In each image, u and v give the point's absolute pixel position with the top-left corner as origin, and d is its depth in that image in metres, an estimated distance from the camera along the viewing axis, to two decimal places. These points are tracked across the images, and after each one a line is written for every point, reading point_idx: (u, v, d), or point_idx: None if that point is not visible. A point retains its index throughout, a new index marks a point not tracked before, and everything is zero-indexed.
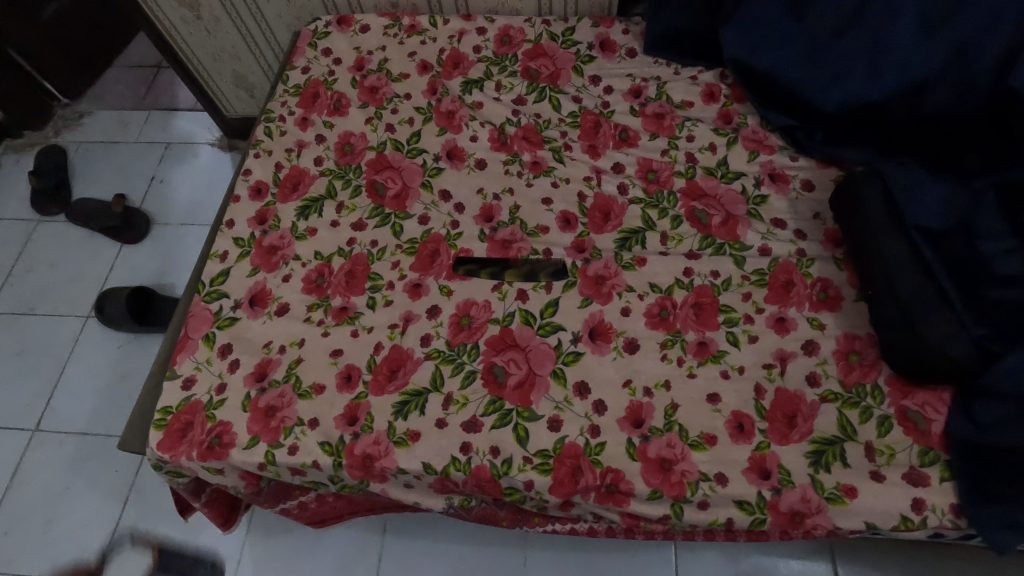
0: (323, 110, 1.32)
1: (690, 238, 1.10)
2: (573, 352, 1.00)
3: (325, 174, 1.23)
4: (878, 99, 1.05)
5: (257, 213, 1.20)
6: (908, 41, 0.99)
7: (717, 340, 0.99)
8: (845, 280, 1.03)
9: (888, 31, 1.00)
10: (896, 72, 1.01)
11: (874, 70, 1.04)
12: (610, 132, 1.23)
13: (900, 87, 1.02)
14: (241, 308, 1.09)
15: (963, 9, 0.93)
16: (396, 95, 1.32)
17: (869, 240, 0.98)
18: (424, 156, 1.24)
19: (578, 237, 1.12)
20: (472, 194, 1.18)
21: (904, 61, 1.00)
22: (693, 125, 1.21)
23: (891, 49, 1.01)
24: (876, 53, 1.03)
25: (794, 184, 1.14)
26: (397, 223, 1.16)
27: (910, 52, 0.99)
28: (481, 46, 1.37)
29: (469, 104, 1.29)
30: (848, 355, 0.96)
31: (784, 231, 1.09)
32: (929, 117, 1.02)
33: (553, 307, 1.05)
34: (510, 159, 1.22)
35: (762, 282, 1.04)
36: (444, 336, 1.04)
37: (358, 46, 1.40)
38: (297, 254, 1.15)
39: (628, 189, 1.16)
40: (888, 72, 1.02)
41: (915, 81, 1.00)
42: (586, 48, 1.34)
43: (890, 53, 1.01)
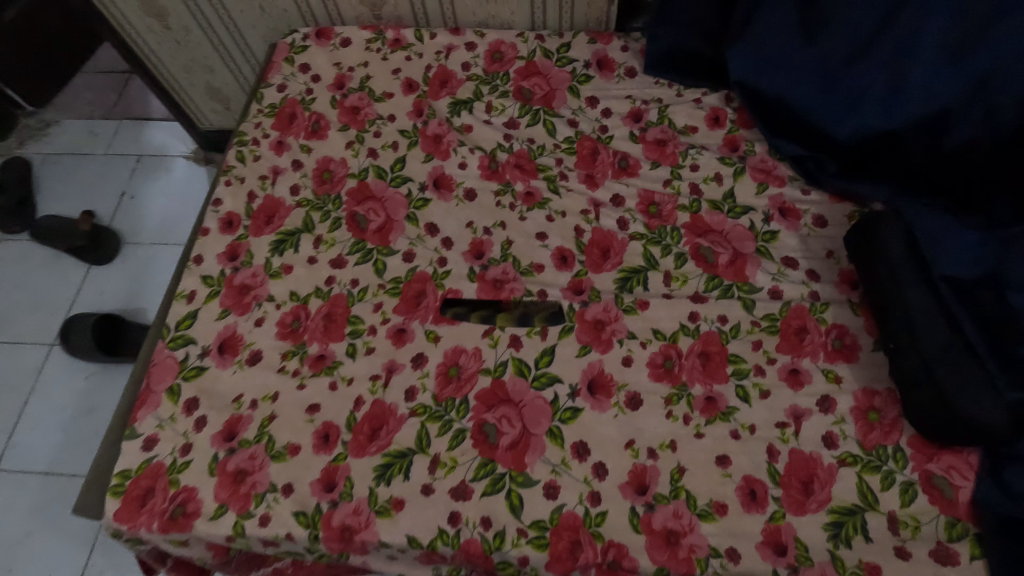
0: (300, 132, 1.22)
1: (695, 278, 1.02)
2: (571, 407, 0.93)
3: (302, 205, 1.14)
4: (892, 127, 0.96)
5: (227, 247, 1.10)
6: (928, 66, 0.89)
7: (726, 395, 0.92)
8: (862, 327, 0.96)
9: (907, 55, 0.91)
10: (912, 99, 0.92)
11: (891, 96, 0.95)
12: (608, 160, 1.14)
13: (916, 116, 0.93)
14: (209, 356, 1.00)
15: (989, 32, 0.82)
16: (379, 117, 1.23)
17: (892, 289, 0.92)
18: (409, 185, 1.15)
19: (575, 277, 1.04)
20: (460, 228, 1.10)
21: (923, 88, 0.90)
22: (698, 152, 1.13)
23: (908, 74, 0.91)
24: (893, 79, 0.94)
25: (805, 219, 1.06)
26: (380, 260, 1.07)
27: (928, 78, 0.90)
28: (470, 62, 1.28)
29: (458, 127, 1.21)
30: (867, 413, 0.89)
31: (796, 271, 1.02)
32: (950, 151, 0.92)
33: (549, 356, 0.97)
34: (502, 189, 1.13)
35: (773, 329, 0.97)
36: (430, 389, 0.96)
37: (338, 62, 1.31)
38: (271, 294, 1.06)
39: (628, 223, 1.08)
40: (905, 99, 0.93)
41: (935, 109, 0.91)
42: (582, 67, 1.25)
43: (908, 79, 0.92)
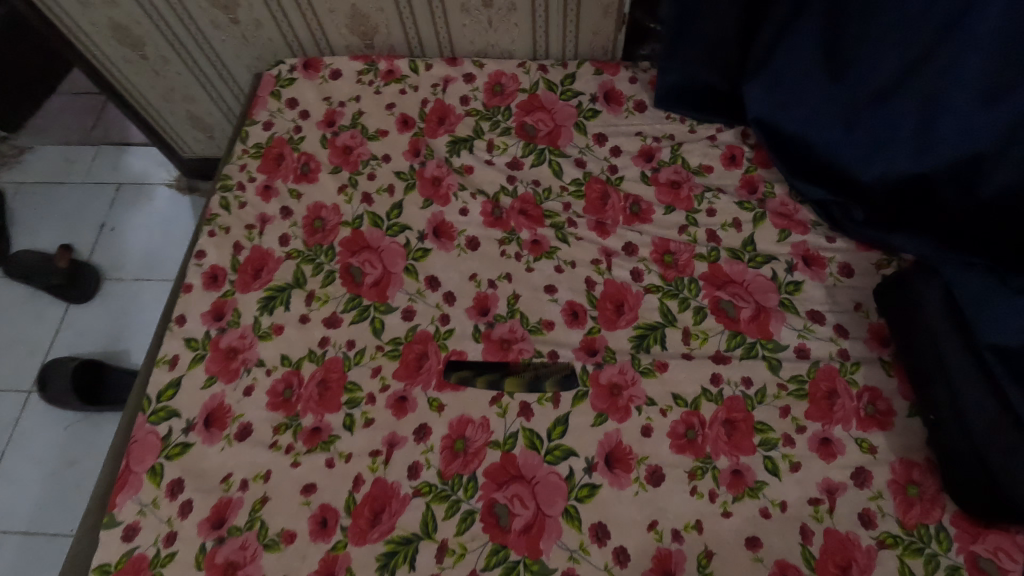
0: (288, 175, 1.14)
1: (716, 336, 0.96)
2: (587, 484, 0.86)
3: (292, 257, 1.06)
4: (921, 172, 0.88)
5: (212, 306, 1.02)
6: (958, 107, 0.81)
7: (753, 468, 0.86)
8: (896, 389, 0.90)
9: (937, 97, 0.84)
10: (941, 142, 0.84)
11: (921, 141, 0.87)
12: (619, 205, 1.07)
13: (948, 160, 0.84)
14: (194, 431, 0.92)
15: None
16: (373, 157, 1.15)
17: (931, 351, 0.87)
18: (407, 233, 1.07)
19: (588, 335, 0.97)
20: (463, 281, 1.03)
21: (953, 133, 0.82)
22: (715, 196, 1.07)
23: (938, 117, 0.84)
24: (922, 121, 0.86)
25: (831, 268, 1.00)
26: (377, 318, 1.00)
27: (957, 120, 0.81)
28: (469, 96, 1.21)
29: (458, 168, 1.13)
30: (905, 488, 0.83)
31: (823, 327, 0.95)
32: (986, 201, 0.83)
33: (562, 426, 0.90)
34: (507, 237, 1.06)
35: (801, 393, 0.90)
36: (435, 465, 0.89)
37: (328, 96, 1.23)
38: (261, 358, 0.98)
39: (643, 274, 1.01)
40: (934, 144, 0.85)
41: (967, 153, 0.81)
42: (588, 101, 1.18)
43: (939, 123, 0.84)
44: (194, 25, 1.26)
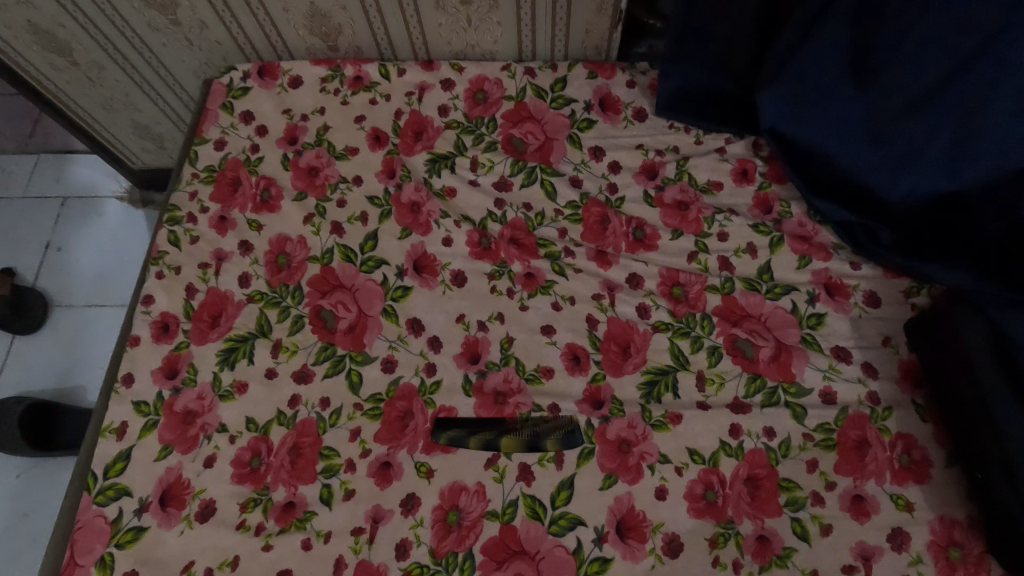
0: (246, 203, 1.01)
1: (734, 379, 0.86)
2: (598, 557, 0.77)
3: (254, 299, 0.94)
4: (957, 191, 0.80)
5: (164, 361, 0.90)
6: (1004, 126, 0.72)
7: (781, 533, 0.78)
8: (931, 435, 0.82)
9: (981, 109, 0.73)
10: (980, 163, 0.75)
11: (956, 158, 0.77)
12: (621, 230, 0.97)
13: (986, 179, 0.76)
14: (149, 512, 0.81)
15: None
16: (343, 180, 1.02)
17: (975, 398, 0.77)
18: (385, 269, 0.95)
19: (591, 384, 0.87)
20: (450, 323, 0.92)
21: (996, 151, 0.73)
22: (726, 218, 0.97)
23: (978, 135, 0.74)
24: (959, 137, 0.76)
25: (855, 297, 0.91)
26: (354, 370, 0.89)
27: (1002, 139, 0.72)
28: (448, 106, 1.08)
29: (439, 191, 1.01)
30: (947, 550, 0.76)
31: (850, 366, 0.86)
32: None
33: (567, 491, 0.81)
34: (497, 270, 0.95)
35: (829, 444, 0.82)
36: (426, 542, 0.79)
37: (288, 108, 1.08)
38: (222, 422, 0.86)
39: (650, 310, 0.91)
40: (971, 163, 0.76)
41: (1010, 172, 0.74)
42: (582, 109, 1.06)
43: (981, 139, 0.74)
44: (128, 27, 1.10)
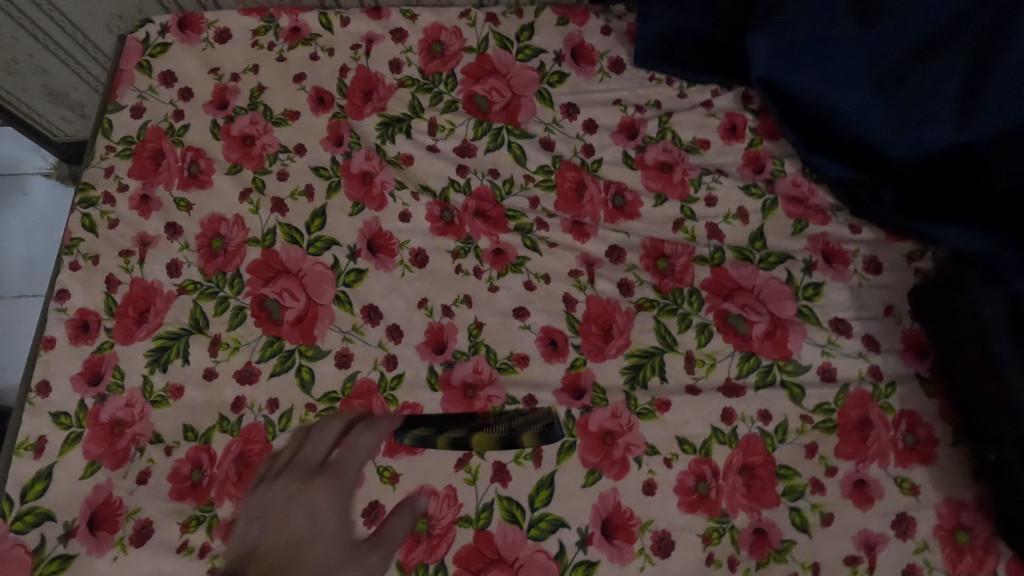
0: (172, 179, 0.88)
1: (726, 359, 0.79)
2: (582, 561, 0.71)
3: (186, 290, 0.82)
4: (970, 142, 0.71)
5: (86, 365, 0.79)
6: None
7: (779, 525, 0.72)
8: (936, 412, 0.76)
9: (1003, 41, 0.67)
10: (998, 102, 0.68)
11: (969, 101, 0.70)
12: (598, 197, 0.88)
13: (1003, 127, 0.69)
14: (76, 537, 0.72)
15: None
16: (283, 149, 0.89)
17: (997, 383, 0.69)
18: (335, 250, 0.84)
19: (571, 371, 0.79)
20: (411, 309, 0.82)
21: (1014, 91, 0.67)
22: (715, 180, 0.87)
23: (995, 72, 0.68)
24: (974, 76, 0.70)
25: (855, 264, 0.83)
26: (305, 367, 0.79)
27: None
28: (401, 60, 0.94)
29: (393, 159, 0.89)
30: (954, 535, 0.70)
31: (850, 339, 0.79)
32: None
33: (547, 490, 0.74)
34: (461, 247, 0.85)
35: (829, 426, 0.75)
36: (393, 555, 0.71)
37: (215, 66, 0.94)
38: (156, 432, 0.76)
39: (633, 287, 0.83)
40: (986, 107, 0.69)
41: None
42: (552, 60, 0.94)
43: (1000, 76, 0.68)
44: None
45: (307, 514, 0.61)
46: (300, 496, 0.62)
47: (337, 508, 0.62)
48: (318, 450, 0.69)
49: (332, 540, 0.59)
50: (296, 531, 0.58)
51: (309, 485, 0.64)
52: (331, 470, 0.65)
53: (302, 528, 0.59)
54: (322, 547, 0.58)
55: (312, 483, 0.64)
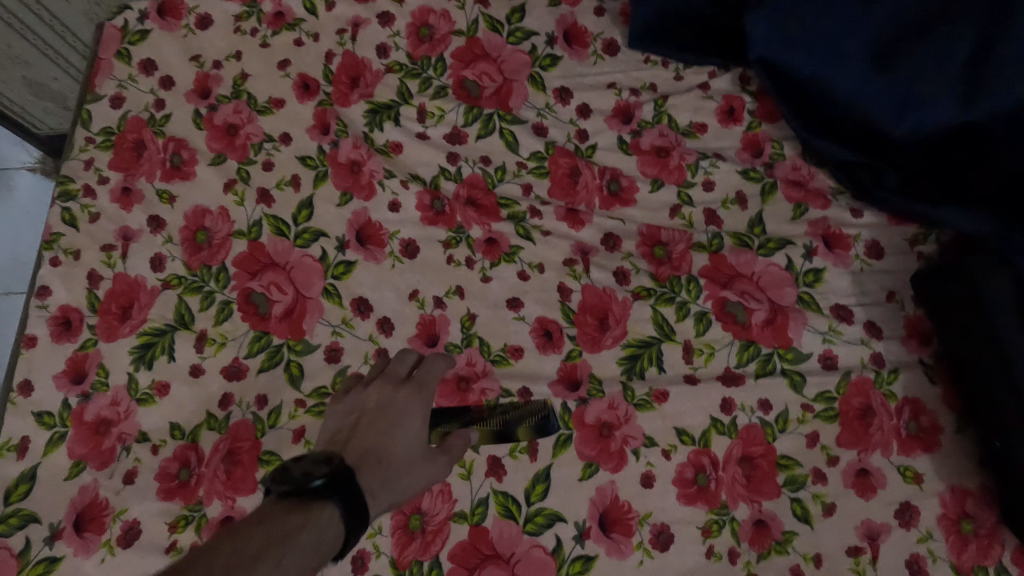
0: (154, 170, 0.85)
1: (725, 348, 0.77)
2: (580, 556, 0.70)
3: (170, 285, 0.80)
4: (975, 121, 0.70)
5: (69, 363, 0.77)
6: None
7: (780, 516, 0.71)
8: (940, 399, 0.74)
9: (1009, 15, 0.66)
10: (1005, 78, 0.67)
11: (974, 78, 0.69)
12: (593, 183, 0.85)
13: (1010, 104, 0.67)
14: (62, 539, 0.70)
15: None
16: (268, 139, 0.87)
17: (1004, 367, 0.68)
18: (323, 242, 0.82)
19: (566, 362, 0.78)
20: (402, 301, 0.80)
21: (1020, 68, 0.66)
22: (712, 164, 0.85)
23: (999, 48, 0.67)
24: (979, 53, 0.69)
25: (856, 249, 0.81)
26: (294, 362, 0.77)
27: None
28: (388, 45, 0.91)
29: (382, 147, 0.87)
30: (958, 524, 0.69)
31: (852, 326, 0.77)
32: None
33: (543, 484, 0.72)
34: (453, 237, 0.83)
35: (831, 415, 0.74)
36: (386, 552, 0.70)
37: (197, 54, 0.91)
38: (142, 431, 0.75)
39: (629, 275, 0.81)
40: (993, 85, 0.68)
41: None
42: (544, 43, 0.91)
43: (1005, 51, 0.67)
44: None
45: (392, 421, 0.62)
46: (385, 404, 0.63)
47: (417, 421, 0.63)
48: (402, 365, 0.67)
49: (412, 444, 0.62)
50: (381, 436, 0.60)
51: (394, 395, 0.64)
52: (413, 386, 0.65)
53: (390, 434, 0.60)
54: (403, 450, 0.61)
55: (400, 395, 0.64)
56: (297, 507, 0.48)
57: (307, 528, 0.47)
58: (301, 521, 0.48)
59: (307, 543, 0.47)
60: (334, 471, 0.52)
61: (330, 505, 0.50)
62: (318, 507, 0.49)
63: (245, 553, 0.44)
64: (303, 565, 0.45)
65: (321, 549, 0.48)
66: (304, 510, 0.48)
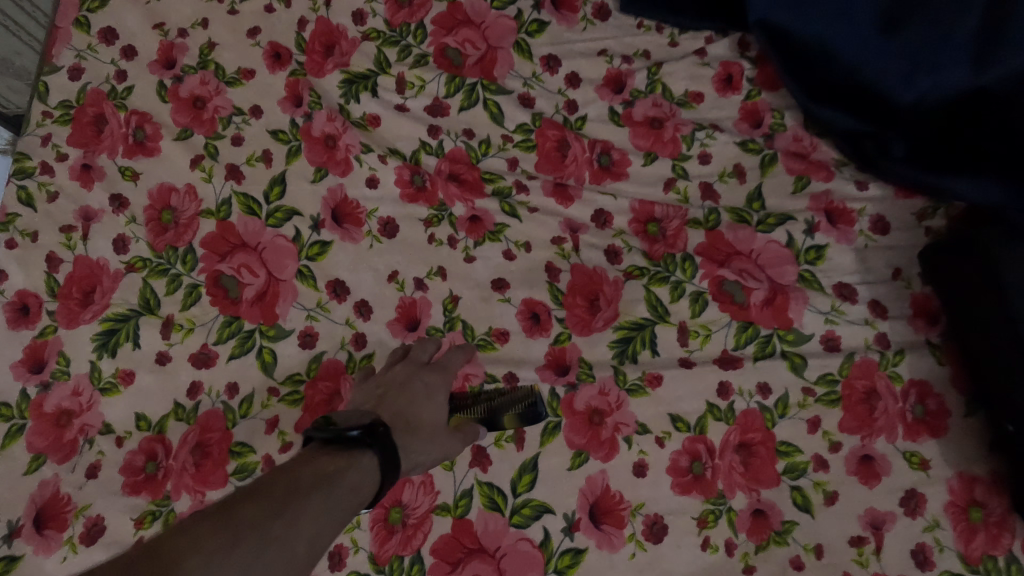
0: (116, 146, 0.80)
1: (722, 330, 0.73)
2: (569, 549, 0.66)
3: (134, 268, 0.75)
4: (989, 83, 0.65)
5: (27, 351, 0.73)
6: None
7: (779, 506, 0.67)
8: (948, 381, 0.70)
9: None
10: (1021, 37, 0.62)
11: (988, 38, 0.65)
12: (583, 157, 0.81)
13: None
14: (22, 537, 0.66)
15: None
16: (237, 112, 0.81)
17: (1020, 349, 0.63)
18: (296, 221, 0.77)
19: (555, 346, 0.73)
20: (381, 283, 0.76)
21: None
22: (708, 136, 0.80)
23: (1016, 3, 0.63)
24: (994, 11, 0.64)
25: (860, 224, 0.77)
26: (266, 348, 0.73)
27: None
28: (365, 10, 0.85)
29: (358, 120, 0.82)
30: (967, 512, 0.65)
31: (856, 306, 0.73)
32: None
33: (530, 475, 0.68)
34: (435, 215, 0.78)
35: (833, 399, 0.70)
36: (365, 547, 0.67)
37: (160, 21, 0.85)
38: (106, 422, 0.70)
39: (621, 254, 0.77)
40: (1007, 44, 0.63)
41: None
42: (531, 8, 0.85)
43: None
44: None
45: (417, 396, 0.64)
46: (410, 379, 0.65)
47: (440, 397, 0.65)
48: (423, 352, 0.69)
49: (434, 418, 0.63)
50: (406, 408, 0.62)
51: (417, 374, 0.66)
52: (436, 367, 0.67)
53: (414, 405, 0.63)
54: (427, 423, 0.62)
55: (423, 374, 0.66)
56: (339, 454, 0.52)
57: (348, 470, 0.51)
58: (344, 465, 0.52)
59: (350, 484, 0.51)
60: (372, 424, 0.55)
61: (368, 454, 0.54)
62: (358, 455, 0.53)
63: (302, 484, 0.48)
64: (347, 501, 0.49)
65: (361, 491, 0.51)
66: (346, 456, 0.52)
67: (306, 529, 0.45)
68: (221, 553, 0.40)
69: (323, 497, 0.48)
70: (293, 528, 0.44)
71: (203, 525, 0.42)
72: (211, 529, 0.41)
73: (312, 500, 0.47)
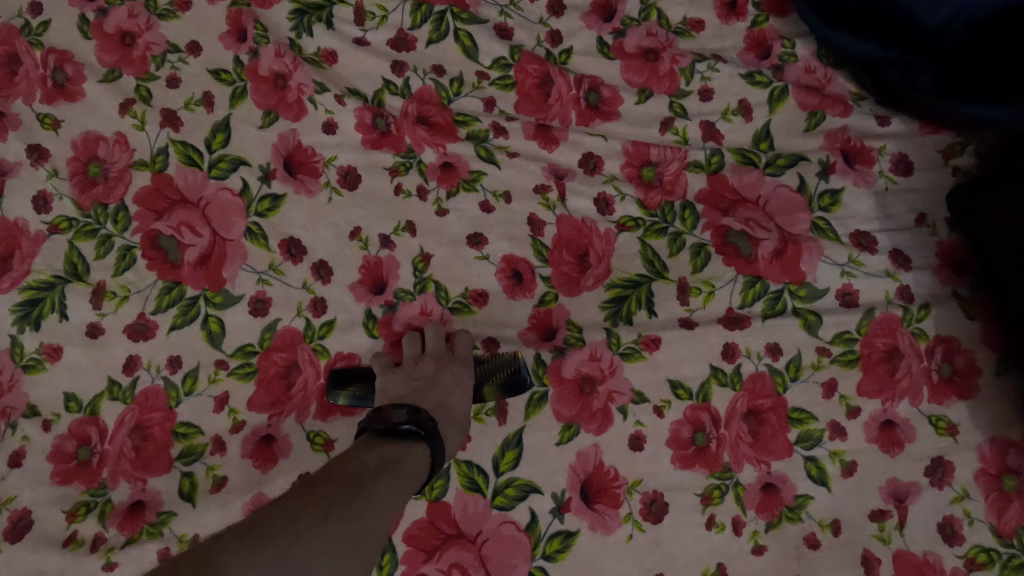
0: (33, 90, 0.65)
1: (728, 285, 0.65)
2: (559, 532, 0.59)
3: (58, 230, 0.64)
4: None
5: None
6: None
7: (792, 479, 0.60)
8: (979, 336, 0.62)
9: None
10: None
11: None
12: (568, 94, 0.71)
13: None
14: None
15: None
16: (171, 48, 0.70)
17: None
18: (244, 172, 0.68)
19: (540, 308, 0.66)
20: (342, 241, 0.67)
21: None
22: (710, 68, 0.71)
23: None
24: None
25: (880, 165, 0.68)
26: (212, 318, 0.65)
27: None
28: None
29: (312, 57, 0.72)
30: (999, 480, 0.59)
31: (875, 256, 0.65)
32: None
33: (513, 451, 0.61)
34: (401, 163, 0.69)
35: (850, 360, 0.62)
36: None
37: None
38: (30, 404, 0.61)
39: (613, 204, 0.68)
40: None
41: None
42: None
43: None
44: None
45: (449, 389, 0.60)
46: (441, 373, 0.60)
47: (471, 385, 0.61)
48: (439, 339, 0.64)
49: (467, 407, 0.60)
50: (439, 399, 0.58)
51: (446, 365, 0.61)
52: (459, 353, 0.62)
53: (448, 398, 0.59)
54: (459, 412, 0.59)
55: (453, 366, 0.61)
56: (395, 444, 0.52)
57: (405, 459, 0.51)
58: (401, 453, 0.51)
59: (408, 471, 0.51)
60: (422, 415, 0.54)
61: (421, 447, 0.53)
62: (411, 446, 0.53)
63: (370, 468, 0.48)
64: (406, 489, 0.49)
65: (415, 479, 0.51)
66: (402, 447, 0.52)
67: (382, 509, 0.45)
68: (316, 528, 0.40)
69: (390, 483, 0.48)
70: (372, 507, 0.45)
71: (293, 504, 0.41)
72: (306, 507, 0.42)
73: (381, 484, 0.47)
